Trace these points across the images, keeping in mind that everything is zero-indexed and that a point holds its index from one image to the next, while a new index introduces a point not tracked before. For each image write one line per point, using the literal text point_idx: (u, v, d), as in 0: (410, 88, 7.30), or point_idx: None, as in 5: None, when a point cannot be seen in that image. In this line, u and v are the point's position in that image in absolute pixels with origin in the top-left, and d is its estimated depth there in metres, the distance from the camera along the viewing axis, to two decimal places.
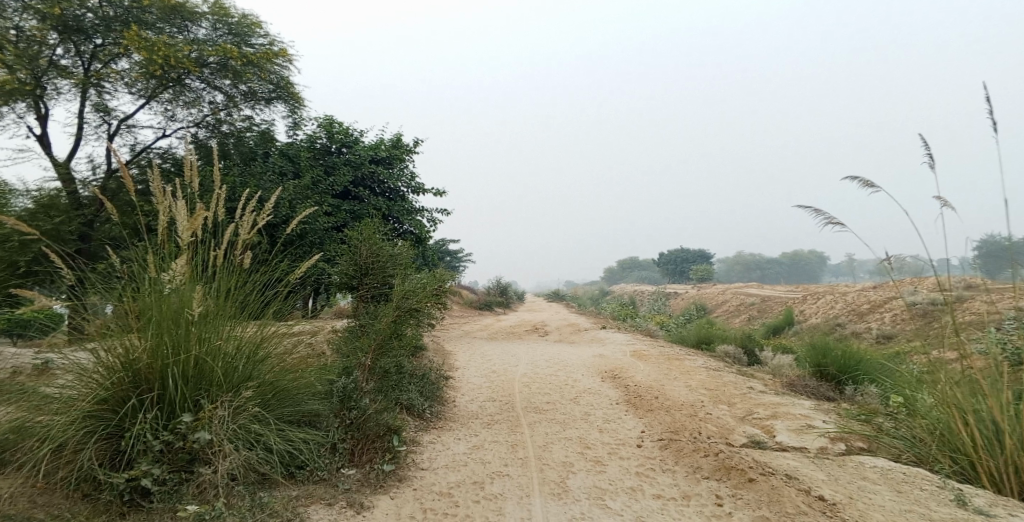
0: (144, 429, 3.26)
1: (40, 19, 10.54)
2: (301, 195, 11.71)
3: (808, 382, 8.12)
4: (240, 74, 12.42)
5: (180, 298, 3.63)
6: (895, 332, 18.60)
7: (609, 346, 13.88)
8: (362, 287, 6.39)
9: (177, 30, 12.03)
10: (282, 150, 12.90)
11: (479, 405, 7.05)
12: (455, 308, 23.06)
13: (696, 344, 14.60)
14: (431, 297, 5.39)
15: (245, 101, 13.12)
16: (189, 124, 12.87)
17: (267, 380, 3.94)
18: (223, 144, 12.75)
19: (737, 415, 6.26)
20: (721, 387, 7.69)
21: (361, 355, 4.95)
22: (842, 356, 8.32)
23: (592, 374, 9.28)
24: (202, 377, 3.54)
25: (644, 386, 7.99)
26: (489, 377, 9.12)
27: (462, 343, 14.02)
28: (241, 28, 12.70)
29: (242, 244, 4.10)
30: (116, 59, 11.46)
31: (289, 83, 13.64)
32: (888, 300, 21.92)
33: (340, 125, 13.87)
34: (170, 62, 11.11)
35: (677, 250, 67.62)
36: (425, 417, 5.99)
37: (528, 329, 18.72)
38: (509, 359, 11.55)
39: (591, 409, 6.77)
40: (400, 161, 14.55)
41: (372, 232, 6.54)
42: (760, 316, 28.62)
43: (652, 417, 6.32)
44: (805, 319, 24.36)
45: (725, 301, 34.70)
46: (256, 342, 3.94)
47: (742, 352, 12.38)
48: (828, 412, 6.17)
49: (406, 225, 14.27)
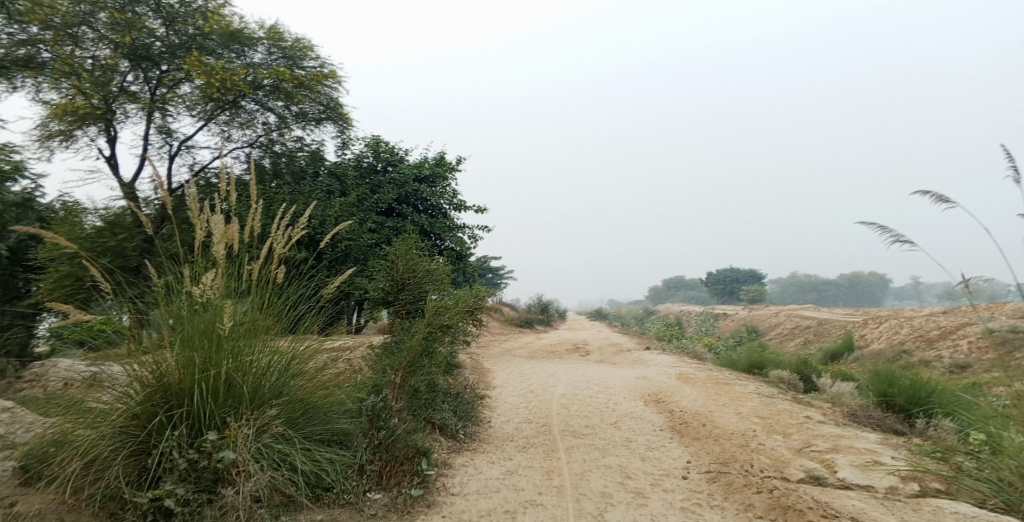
0: (170, 446, 3.24)
1: (113, 48, 11.15)
2: (345, 212, 11.89)
3: (873, 413, 7.47)
4: (292, 95, 12.85)
5: (212, 313, 3.63)
6: (970, 362, 17.17)
7: (653, 368, 13.37)
8: (398, 302, 6.36)
9: (234, 55, 12.61)
10: (329, 169, 13.27)
11: (515, 426, 6.82)
12: (496, 326, 22.95)
13: (748, 369, 13.88)
14: (464, 314, 5.28)
15: (297, 122, 13.55)
16: (244, 144, 13.42)
17: (297, 397, 3.88)
18: (276, 163, 13.25)
19: (793, 447, 5.79)
20: (775, 415, 7.18)
21: (391, 373, 4.90)
22: (912, 386, 7.63)
23: (635, 397, 8.88)
24: (230, 394, 3.51)
25: (690, 412, 7.56)
26: (527, 397, 8.86)
27: (501, 362, 13.84)
28: (294, 52, 13.17)
29: (276, 257, 4.10)
30: (179, 83, 12.09)
31: (338, 104, 14.05)
32: (962, 326, 20.32)
33: (386, 144, 14.17)
34: (227, 84, 11.58)
35: (727, 269, 65.57)
36: (458, 438, 5.82)
37: (569, 348, 18.34)
38: (549, 378, 11.27)
39: (633, 435, 6.42)
40: (443, 180, 14.66)
41: (408, 247, 6.51)
42: (817, 340, 27.10)
43: (699, 446, 5.92)
44: (867, 344, 22.90)
45: (778, 323, 33.18)
46: (286, 359, 3.89)
47: (797, 379, 11.64)
48: (897, 447, 5.61)
49: (446, 242, 14.32)
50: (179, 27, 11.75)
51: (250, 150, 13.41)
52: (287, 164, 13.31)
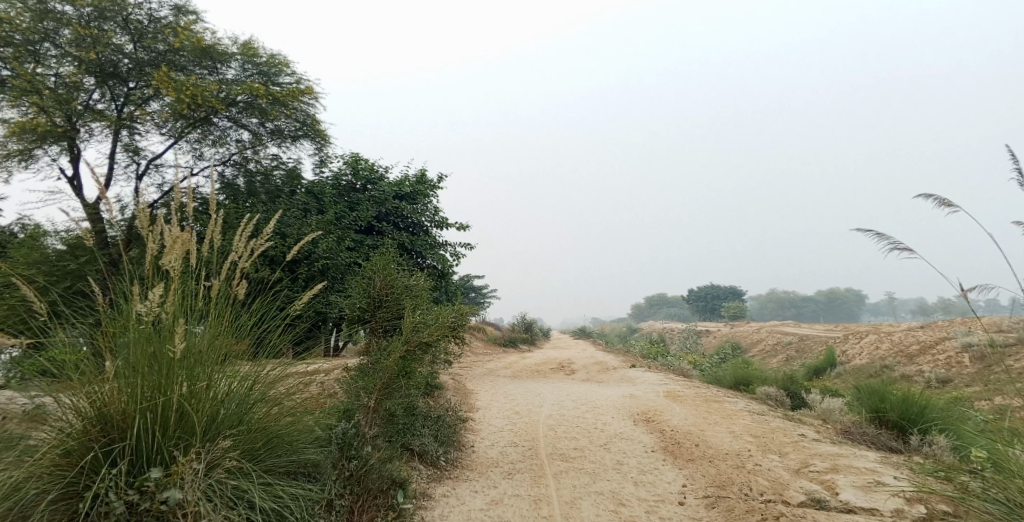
0: (107, 487, 2.86)
1: (77, 65, 10.80)
2: (323, 230, 11.50)
3: (866, 429, 7.27)
4: (267, 112, 12.49)
5: (164, 331, 3.29)
6: (951, 376, 17.27)
7: (641, 386, 13.09)
8: (374, 320, 6.02)
9: (206, 71, 12.27)
10: (307, 187, 12.93)
11: (500, 451, 6.46)
12: (479, 345, 22.52)
13: (734, 386, 13.68)
14: (445, 331, 4.95)
15: (272, 139, 13.23)
16: (216, 162, 13.00)
17: (258, 425, 3.51)
18: (251, 182, 12.78)
19: (791, 467, 5.53)
20: (769, 434, 6.93)
21: (365, 396, 4.59)
22: (904, 401, 7.46)
23: (624, 417, 8.58)
24: (179, 425, 3.15)
25: (681, 432, 7.28)
26: (512, 419, 8.51)
27: (485, 382, 13.43)
28: (269, 68, 12.93)
29: (237, 271, 3.75)
30: (147, 99, 11.68)
31: (315, 121, 13.75)
32: (940, 340, 20.51)
33: (365, 161, 13.85)
34: (197, 101, 11.22)
35: (708, 287, 66.05)
36: (439, 465, 5.44)
37: (554, 367, 18.00)
38: (533, 399, 10.92)
39: (624, 457, 6.11)
40: (424, 197, 14.37)
41: (386, 262, 6.18)
42: (799, 356, 27.15)
43: (693, 468, 5.63)
44: (849, 360, 22.97)
45: (760, 339, 33.32)
46: (246, 387, 3.54)
47: (784, 395, 11.46)
48: (898, 465, 5.38)
49: (428, 260, 13.98)
50: (148, 43, 11.44)
51: (223, 168, 12.99)
52: (263, 182, 12.80)
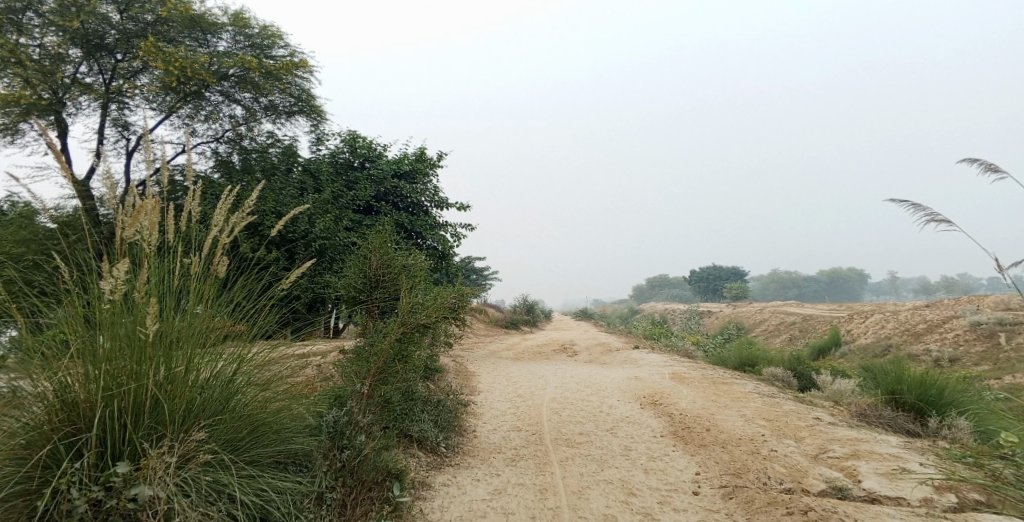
0: (70, 483, 2.60)
1: (61, 35, 10.37)
2: (320, 210, 11.15)
3: (883, 412, 7.01)
4: (260, 86, 12.04)
5: (134, 311, 3.01)
6: (959, 356, 17.04)
7: (645, 368, 12.86)
8: (371, 301, 5.74)
9: (196, 43, 11.77)
10: (303, 165, 12.56)
11: (502, 436, 6.21)
12: (480, 327, 22.33)
13: (739, 367, 13.46)
14: (444, 312, 4.64)
15: (267, 115, 12.81)
16: (209, 138, 12.60)
17: (241, 414, 3.26)
18: (247, 159, 12.21)
19: (808, 453, 5.27)
20: (782, 417, 6.68)
21: (358, 382, 4.34)
22: (923, 382, 7.17)
23: (630, 400, 8.35)
24: (151, 413, 2.88)
25: (690, 415, 7.04)
26: (515, 402, 8.28)
27: (487, 364, 13.22)
28: (262, 40, 12.45)
29: (217, 247, 3.43)
30: (135, 73, 11.24)
31: (310, 96, 13.31)
32: (948, 319, 20.24)
33: (363, 139, 13.41)
34: (187, 74, 10.80)
35: (710, 267, 65.87)
36: (439, 452, 5.20)
37: (556, 348, 17.81)
38: (537, 380, 10.69)
39: (632, 443, 5.87)
40: (423, 176, 13.98)
41: (382, 239, 5.85)
42: (802, 336, 26.91)
43: (705, 454, 5.38)
44: (853, 339, 22.76)
45: (763, 319, 33.15)
46: (231, 372, 3.28)
47: (792, 376, 11.23)
48: (922, 450, 5.12)
49: (428, 241, 13.64)
50: (136, 13, 10.95)
51: (216, 145, 12.64)
52: (259, 159, 12.20)
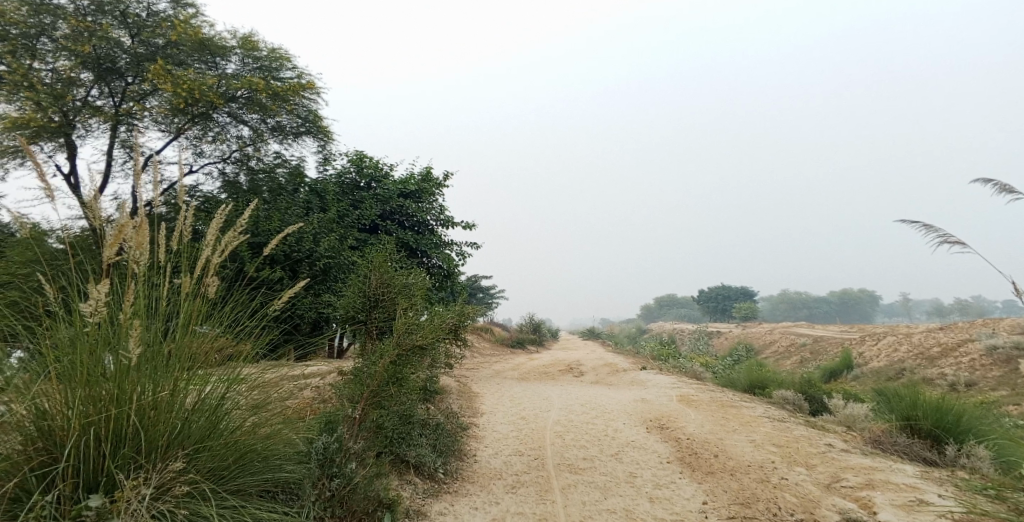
0: (42, 515, 2.53)
1: (72, 59, 10.54)
2: (325, 229, 11.13)
3: (898, 439, 6.77)
4: (267, 107, 12.16)
5: (117, 335, 2.96)
6: (975, 379, 16.64)
7: (652, 390, 12.62)
8: (371, 321, 5.65)
9: (205, 66, 11.92)
10: (309, 185, 12.59)
11: (503, 460, 6.04)
12: (486, 347, 22.13)
13: (749, 390, 13.18)
14: (440, 334, 4.58)
15: (273, 136, 12.91)
16: (216, 159, 12.70)
17: (226, 441, 3.18)
18: (254, 179, 12.29)
19: (820, 482, 5.06)
20: (792, 443, 6.47)
21: (351, 406, 4.25)
22: (939, 408, 6.94)
23: (636, 424, 8.14)
24: (131, 441, 2.82)
25: (697, 440, 6.83)
26: (518, 425, 8.10)
27: (491, 385, 13.03)
28: (270, 62, 12.61)
29: (207, 267, 3.37)
30: (144, 95, 11.37)
31: (317, 116, 13.42)
32: (963, 342, 19.81)
33: (370, 159, 13.45)
34: (195, 95, 10.92)
35: (719, 287, 65.40)
36: (437, 478, 5.05)
37: (562, 369, 17.58)
38: (541, 402, 10.49)
39: (637, 469, 5.68)
40: (429, 195, 13.98)
41: (382, 259, 5.79)
42: (814, 358, 26.44)
43: (713, 482, 5.18)
44: (866, 362, 22.32)
45: (773, 340, 32.69)
46: (218, 397, 3.21)
47: (803, 400, 10.96)
48: (940, 480, 4.90)
49: (433, 260, 13.59)
50: (146, 37, 11.13)
51: (223, 166, 12.73)
52: (266, 179, 12.28)
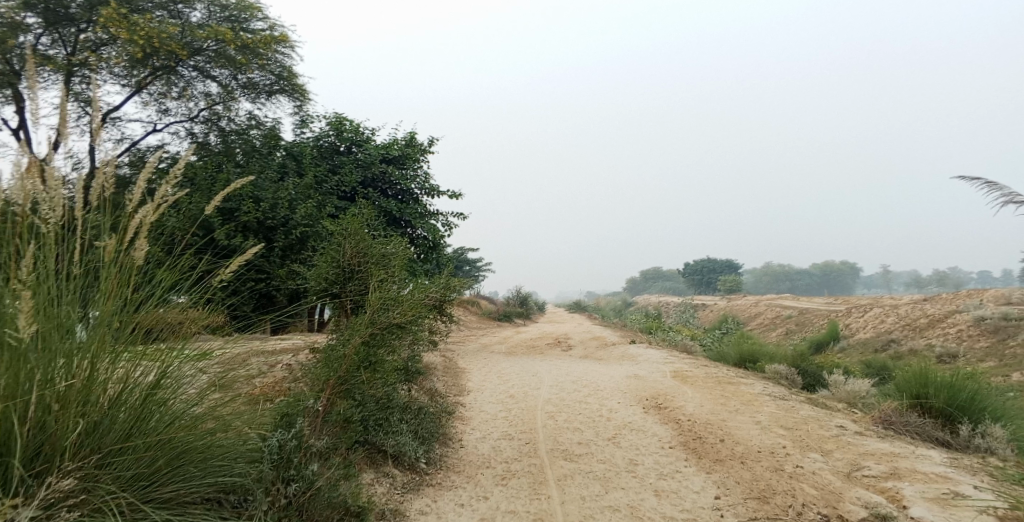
0: None
1: (15, 1, 9.45)
2: (302, 196, 10.30)
3: (908, 419, 6.37)
4: (236, 61, 11.16)
5: (5, 311, 2.34)
6: (962, 351, 16.59)
7: (643, 365, 12.22)
8: (345, 294, 5.07)
9: (166, 13, 10.82)
10: (286, 149, 11.67)
11: (492, 446, 5.51)
12: (471, 320, 21.61)
13: (740, 363, 12.86)
14: (421, 310, 4.06)
15: (245, 94, 11.97)
16: (183, 118, 11.77)
17: (157, 438, 2.59)
18: (226, 141, 11.43)
19: (839, 470, 4.64)
20: (801, 425, 6.05)
21: (313, 396, 3.69)
22: (952, 385, 6.52)
23: (632, 402, 7.70)
24: (25, 441, 2.25)
25: (699, 421, 6.40)
26: (507, 403, 7.62)
27: (477, 359, 12.55)
28: (238, 11, 11.56)
29: (137, 227, 2.62)
30: (100, 45, 10.33)
31: (292, 74, 12.43)
32: (950, 314, 19.72)
33: (349, 122, 12.59)
34: (154, 44, 9.86)
35: (704, 260, 65.59)
36: (418, 469, 4.54)
37: (550, 342, 17.14)
38: (530, 378, 10.02)
39: (638, 455, 5.23)
40: (413, 161, 13.19)
41: (358, 224, 5.13)
42: (800, 330, 26.43)
43: (724, 471, 4.73)
44: (852, 333, 22.25)
45: (759, 312, 32.70)
46: (149, 386, 2.61)
47: (797, 375, 10.65)
48: (970, 468, 4.49)
49: (418, 230, 12.93)
50: None
51: (190, 125, 11.84)
52: (239, 142, 11.42)
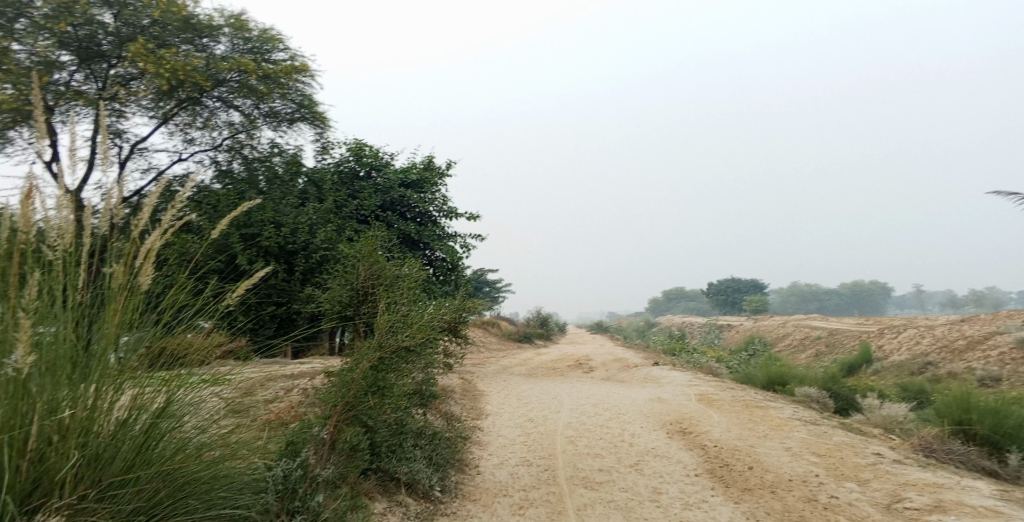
0: None
1: (51, 39, 9.85)
2: (322, 219, 10.40)
3: (950, 447, 6.01)
4: (259, 91, 11.45)
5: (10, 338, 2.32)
6: (1004, 374, 15.80)
7: (667, 388, 11.88)
8: (359, 317, 5.04)
9: (193, 47, 11.20)
10: (307, 174, 11.82)
11: (509, 472, 5.35)
12: (491, 342, 21.44)
13: (768, 387, 12.42)
14: (431, 332, 3.96)
15: (267, 122, 12.25)
16: (208, 147, 12.07)
17: (158, 469, 2.53)
18: (249, 168, 11.66)
19: (878, 501, 4.35)
20: (835, 452, 5.74)
21: (318, 424, 3.68)
22: (997, 411, 6.15)
23: (655, 427, 7.44)
24: (25, 475, 2.21)
25: (726, 447, 6.13)
26: (525, 428, 7.44)
27: (497, 382, 12.37)
28: (261, 42, 11.89)
29: (144, 255, 2.59)
30: (129, 79, 10.67)
31: (313, 102, 12.70)
32: (990, 335, 18.87)
33: (369, 147, 12.75)
34: (180, 76, 10.16)
35: (728, 280, 64.47)
36: (432, 497, 4.41)
37: (570, 364, 16.86)
38: (550, 401, 9.81)
39: (661, 484, 5.00)
40: (432, 185, 13.27)
41: (372, 246, 5.11)
42: (830, 352, 25.58)
43: (753, 502, 4.48)
44: (886, 355, 21.43)
45: (786, 333, 31.83)
46: (153, 415, 2.56)
47: (828, 399, 10.23)
48: (1022, 502, 4.17)
49: (437, 252, 12.94)
50: (128, 16, 10.37)
51: (214, 154, 12.13)
52: (262, 168, 11.64)
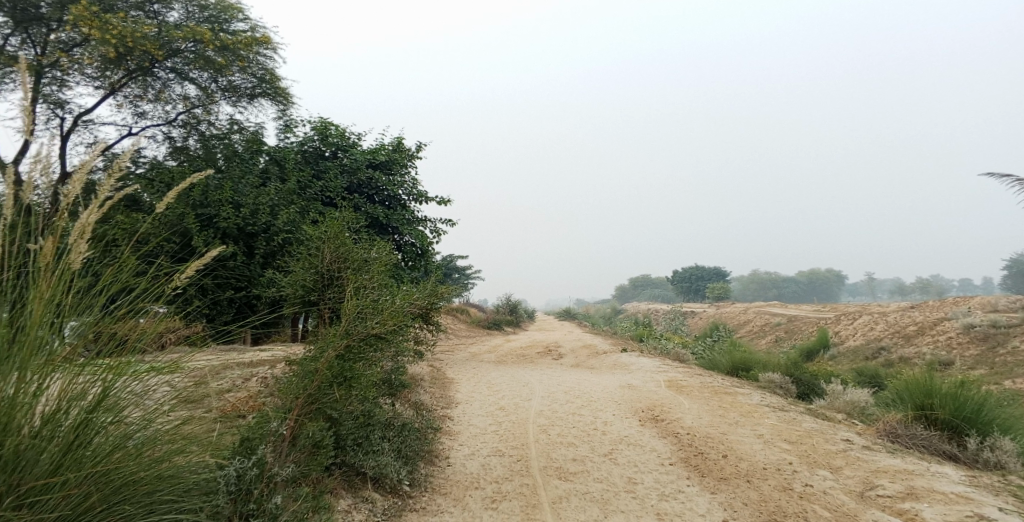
0: None
1: None
2: (284, 200, 9.91)
3: (914, 433, 6.13)
4: (216, 63, 10.76)
5: None
6: (952, 358, 16.54)
7: (636, 374, 11.93)
8: (323, 302, 4.73)
9: (143, 13, 10.43)
10: (269, 153, 11.22)
11: (481, 463, 5.17)
12: (459, 328, 21.21)
13: (733, 372, 12.61)
14: (403, 319, 3.71)
15: (225, 97, 11.58)
16: (161, 122, 11.35)
17: (90, 471, 2.23)
18: (206, 145, 11.02)
19: (850, 489, 4.36)
20: (806, 439, 5.77)
21: (278, 419, 3.37)
22: (958, 397, 6.29)
23: (627, 414, 7.38)
24: None
25: (699, 435, 6.10)
26: (496, 416, 7.27)
27: (466, 368, 12.19)
28: (218, 11, 11.16)
29: (79, 231, 2.24)
30: (72, 45, 9.86)
31: (274, 76, 12.05)
32: (939, 321, 19.72)
33: (334, 127, 12.22)
34: (128, 44, 9.40)
35: (692, 267, 65.80)
36: (399, 492, 4.20)
37: (540, 350, 16.79)
38: (521, 388, 9.68)
39: (637, 473, 4.91)
40: (401, 167, 12.86)
41: (338, 228, 4.81)
42: (790, 338, 26.37)
43: (729, 491, 4.43)
44: (842, 341, 22.21)
45: (748, 320, 32.70)
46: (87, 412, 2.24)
47: (792, 384, 10.43)
48: (987, 487, 4.24)
49: (405, 237, 12.57)
50: None
51: (168, 129, 11.43)
52: (221, 146, 11.02)
